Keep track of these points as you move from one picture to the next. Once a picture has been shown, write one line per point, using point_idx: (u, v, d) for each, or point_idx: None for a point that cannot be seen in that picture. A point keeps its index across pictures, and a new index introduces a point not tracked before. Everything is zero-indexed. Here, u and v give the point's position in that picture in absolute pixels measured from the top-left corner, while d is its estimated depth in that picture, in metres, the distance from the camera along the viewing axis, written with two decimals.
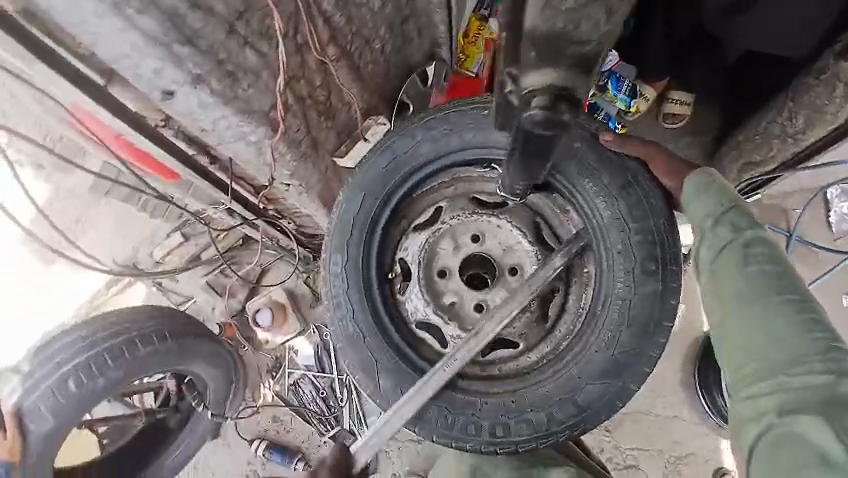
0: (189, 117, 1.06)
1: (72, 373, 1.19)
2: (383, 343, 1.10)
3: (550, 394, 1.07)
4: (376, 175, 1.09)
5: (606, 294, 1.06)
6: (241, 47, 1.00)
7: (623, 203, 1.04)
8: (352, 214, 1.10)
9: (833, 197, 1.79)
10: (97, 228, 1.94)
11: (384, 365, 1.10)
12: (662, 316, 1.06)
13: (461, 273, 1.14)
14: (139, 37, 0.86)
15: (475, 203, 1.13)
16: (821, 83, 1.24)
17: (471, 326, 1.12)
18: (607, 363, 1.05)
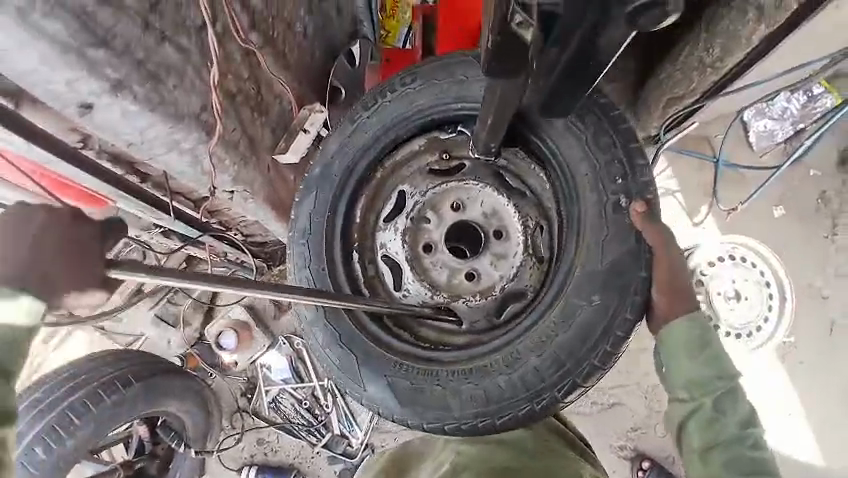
0: (111, 131, 0.95)
1: (37, 441, 1.11)
2: (341, 170, 1.10)
3: (353, 332, 1.07)
4: None
5: (466, 362, 1.01)
6: (160, 43, 0.91)
7: (539, 356, 0.96)
8: (469, 79, 1.03)
9: (749, 119, 1.97)
10: None
11: (334, 168, 1.10)
12: (422, 416, 1.01)
13: (465, 219, 1.11)
14: (48, 47, 0.73)
15: (536, 226, 1.08)
16: (733, 9, 1.41)
17: (410, 257, 1.12)
18: (378, 377, 1.04)
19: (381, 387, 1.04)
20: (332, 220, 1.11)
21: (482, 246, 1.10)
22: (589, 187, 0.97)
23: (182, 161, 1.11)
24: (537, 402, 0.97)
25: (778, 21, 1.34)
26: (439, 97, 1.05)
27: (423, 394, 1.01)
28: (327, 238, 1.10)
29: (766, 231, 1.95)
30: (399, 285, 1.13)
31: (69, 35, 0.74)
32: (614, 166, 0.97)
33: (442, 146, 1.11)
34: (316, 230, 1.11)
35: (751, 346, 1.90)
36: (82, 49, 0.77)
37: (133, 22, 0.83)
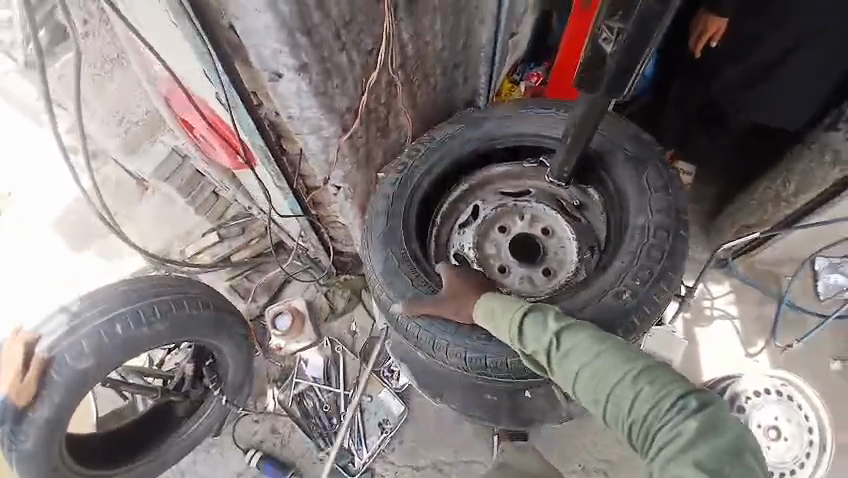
0: (281, 101, 1.23)
1: (121, 317, 1.27)
2: (492, 138, 1.36)
3: (405, 213, 1.33)
4: (647, 169, 1.28)
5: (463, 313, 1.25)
6: (339, 50, 1.21)
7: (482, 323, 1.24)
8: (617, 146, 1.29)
9: (821, 269, 2.05)
10: (132, 219, 2.08)
11: (491, 134, 1.36)
12: (391, 277, 1.30)
13: (544, 237, 1.38)
14: (272, 20, 1.03)
15: (574, 272, 1.36)
16: (812, 151, 1.54)
17: (484, 236, 1.39)
18: (386, 242, 1.32)
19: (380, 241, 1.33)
20: (456, 160, 1.36)
21: (539, 260, 1.37)
22: (616, 269, 1.23)
23: (316, 145, 1.39)
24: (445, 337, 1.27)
25: None
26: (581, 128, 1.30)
27: (400, 276, 1.30)
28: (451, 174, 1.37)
29: (816, 378, 1.99)
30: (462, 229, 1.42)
31: (290, 19, 1.04)
32: (643, 270, 1.22)
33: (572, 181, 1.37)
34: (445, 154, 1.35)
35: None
36: (294, 32, 1.07)
37: (330, 28, 1.14)
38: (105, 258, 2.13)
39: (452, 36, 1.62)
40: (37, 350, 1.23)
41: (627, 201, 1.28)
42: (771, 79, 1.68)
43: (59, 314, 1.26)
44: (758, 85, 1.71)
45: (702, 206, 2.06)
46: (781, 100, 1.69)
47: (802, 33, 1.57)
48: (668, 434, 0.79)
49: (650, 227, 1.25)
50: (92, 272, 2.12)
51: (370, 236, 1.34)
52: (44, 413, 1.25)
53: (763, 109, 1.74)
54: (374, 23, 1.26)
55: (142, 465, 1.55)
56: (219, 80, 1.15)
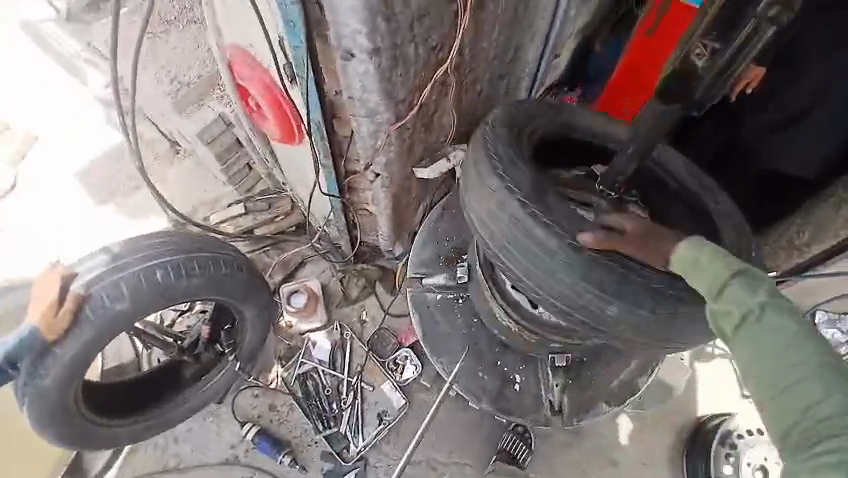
0: (346, 81, 1.27)
1: (160, 266, 1.29)
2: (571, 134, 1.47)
3: (507, 149, 1.32)
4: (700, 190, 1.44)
5: (565, 254, 1.19)
6: (409, 41, 1.26)
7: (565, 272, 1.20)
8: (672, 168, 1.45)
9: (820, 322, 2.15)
10: (159, 180, 2.09)
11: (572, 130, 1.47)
12: (486, 196, 1.26)
13: None
14: (360, 1, 1.08)
15: None
16: None
17: None
18: (486, 166, 1.29)
19: (483, 164, 1.29)
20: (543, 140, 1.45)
21: None
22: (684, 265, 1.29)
23: (368, 129, 1.43)
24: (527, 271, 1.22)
25: None
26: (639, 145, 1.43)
27: (498, 197, 1.25)
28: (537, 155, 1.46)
29: None
30: None
31: (376, 3, 1.09)
32: None
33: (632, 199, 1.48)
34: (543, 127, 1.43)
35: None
36: (376, 15, 1.12)
37: (407, 18, 1.19)
38: (124, 216, 2.13)
39: (503, 47, 1.68)
40: (73, 285, 1.24)
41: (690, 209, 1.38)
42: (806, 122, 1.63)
43: (99, 254, 1.29)
44: (790, 128, 1.66)
45: None
46: (806, 148, 1.66)
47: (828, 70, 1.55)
48: (836, 428, 0.79)
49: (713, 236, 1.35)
50: (109, 229, 2.12)
51: (476, 155, 1.31)
52: (68, 349, 1.27)
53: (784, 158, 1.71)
54: (443, 20, 1.32)
55: (148, 419, 1.57)
56: (298, 49, 1.19)
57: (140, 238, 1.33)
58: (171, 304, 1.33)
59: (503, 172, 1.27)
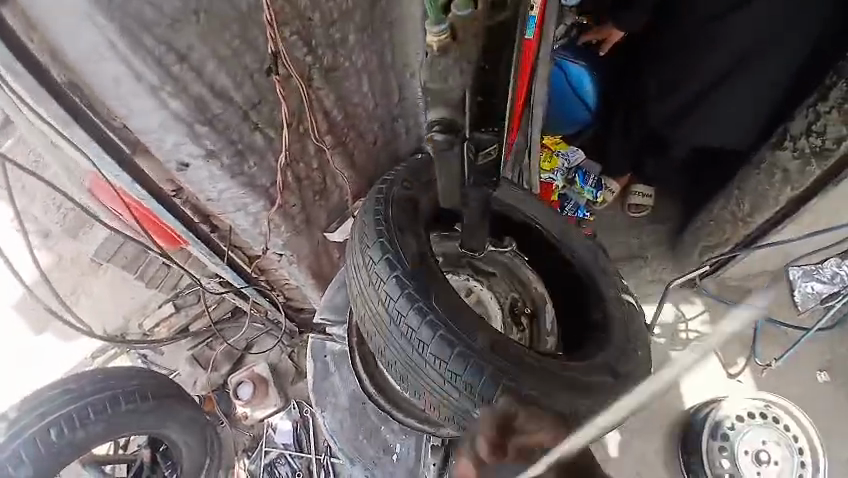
0: (198, 187, 1.23)
1: (56, 423, 1.27)
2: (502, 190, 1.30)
3: (399, 213, 1.13)
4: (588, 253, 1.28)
5: (433, 349, 1.01)
6: (251, 131, 1.19)
7: (423, 369, 1.03)
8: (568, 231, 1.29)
9: (796, 278, 1.99)
10: (89, 295, 2.04)
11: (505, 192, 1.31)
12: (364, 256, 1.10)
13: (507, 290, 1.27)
14: (168, 115, 1.06)
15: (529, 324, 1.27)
16: (761, 171, 1.58)
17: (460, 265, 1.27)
18: (369, 227, 1.11)
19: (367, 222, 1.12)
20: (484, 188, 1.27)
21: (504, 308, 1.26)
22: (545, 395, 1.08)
23: (246, 221, 1.37)
24: (387, 349, 1.07)
25: (802, 185, 1.50)
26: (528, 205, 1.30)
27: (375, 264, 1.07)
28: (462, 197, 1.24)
29: (811, 397, 1.91)
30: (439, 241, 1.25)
31: (186, 114, 1.07)
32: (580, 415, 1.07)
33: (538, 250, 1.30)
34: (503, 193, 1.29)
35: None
36: (194, 124, 1.09)
37: (235, 113, 1.13)
38: (64, 340, 2.12)
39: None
40: None
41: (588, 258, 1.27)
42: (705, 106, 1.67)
43: None
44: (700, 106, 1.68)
45: (665, 226, 2.08)
46: (719, 122, 1.67)
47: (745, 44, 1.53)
48: None
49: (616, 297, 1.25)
50: (55, 354, 2.10)
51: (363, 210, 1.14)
52: None
53: (700, 136, 1.74)
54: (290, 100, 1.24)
55: None
56: (121, 175, 1.18)
57: (38, 393, 1.30)
58: (79, 456, 1.31)
59: (386, 242, 1.08)
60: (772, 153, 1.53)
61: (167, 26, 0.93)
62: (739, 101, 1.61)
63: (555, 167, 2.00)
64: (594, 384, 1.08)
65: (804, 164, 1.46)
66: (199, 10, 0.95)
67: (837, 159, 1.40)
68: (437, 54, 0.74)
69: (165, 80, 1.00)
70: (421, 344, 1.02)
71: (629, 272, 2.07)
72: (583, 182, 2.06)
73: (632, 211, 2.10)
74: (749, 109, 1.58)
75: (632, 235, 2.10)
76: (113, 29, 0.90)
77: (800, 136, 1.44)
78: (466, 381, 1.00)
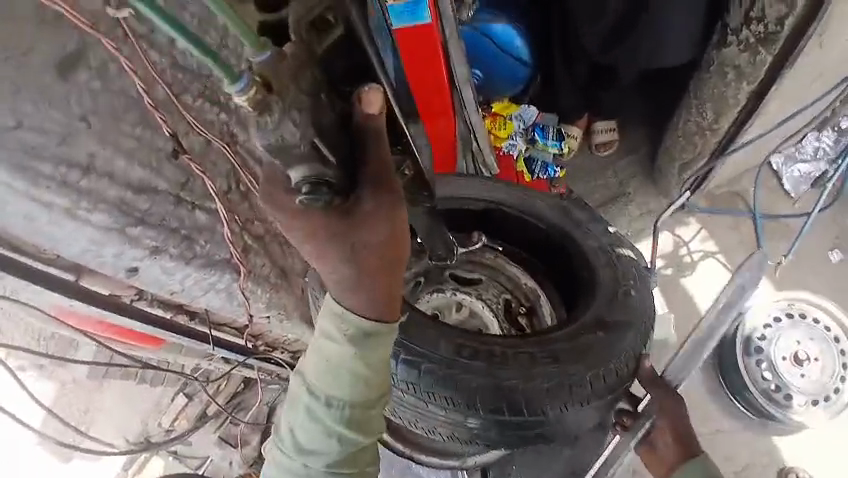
0: (157, 284, 1.18)
1: None
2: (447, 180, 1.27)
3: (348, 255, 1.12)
4: (553, 211, 1.26)
5: (403, 375, 1.02)
6: (190, 211, 1.11)
7: (411, 400, 1.05)
8: (525, 198, 1.27)
9: (780, 167, 1.97)
10: (102, 413, 2.00)
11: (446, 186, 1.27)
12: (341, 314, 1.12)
13: (495, 289, 1.27)
14: (95, 230, 1.01)
15: (528, 314, 1.27)
16: (712, 73, 1.56)
17: (444, 282, 1.26)
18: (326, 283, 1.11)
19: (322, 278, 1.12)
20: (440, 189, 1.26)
21: (499, 302, 1.27)
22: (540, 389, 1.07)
23: (219, 298, 1.31)
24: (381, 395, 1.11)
25: (757, 77, 1.45)
26: (484, 186, 1.28)
27: None
28: None
29: (829, 277, 1.91)
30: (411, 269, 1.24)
31: (111, 221, 1.01)
32: (582, 389, 1.05)
33: (509, 230, 1.28)
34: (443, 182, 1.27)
35: (828, 416, 1.73)
36: (125, 227, 1.03)
37: (165, 202, 1.06)
38: (91, 463, 2.06)
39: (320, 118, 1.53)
40: None
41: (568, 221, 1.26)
42: (636, 32, 1.59)
43: None
44: (631, 34, 1.61)
45: (638, 155, 2.04)
46: (655, 45, 1.60)
47: None
48: None
49: (607, 249, 1.23)
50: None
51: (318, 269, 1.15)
52: None
53: (640, 64, 1.65)
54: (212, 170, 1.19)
55: None
56: (74, 301, 1.14)
57: None
58: None
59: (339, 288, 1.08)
60: (719, 53, 1.52)
61: (58, 144, 0.88)
62: (678, 9, 1.51)
63: (512, 132, 1.93)
64: (582, 348, 1.08)
65: (753, 54, 1.42)
66: (86, 114, 0.89)
67: (783, 44, 1.35)
68: (259, 113, 0.58)
69: (77, 198, 0.95)
70: (391, 374, 1.04)
71: (616, 213, 2.01)
72: (544, 137, 1.98)
73: (599, 152, 2.04)
74: (682, 17, 1.52)
75: (610, 175, 2.05)
76: (1, 171, 0.86)
77: (741, 27, 1.41)
78: (449, 396, 1.02)
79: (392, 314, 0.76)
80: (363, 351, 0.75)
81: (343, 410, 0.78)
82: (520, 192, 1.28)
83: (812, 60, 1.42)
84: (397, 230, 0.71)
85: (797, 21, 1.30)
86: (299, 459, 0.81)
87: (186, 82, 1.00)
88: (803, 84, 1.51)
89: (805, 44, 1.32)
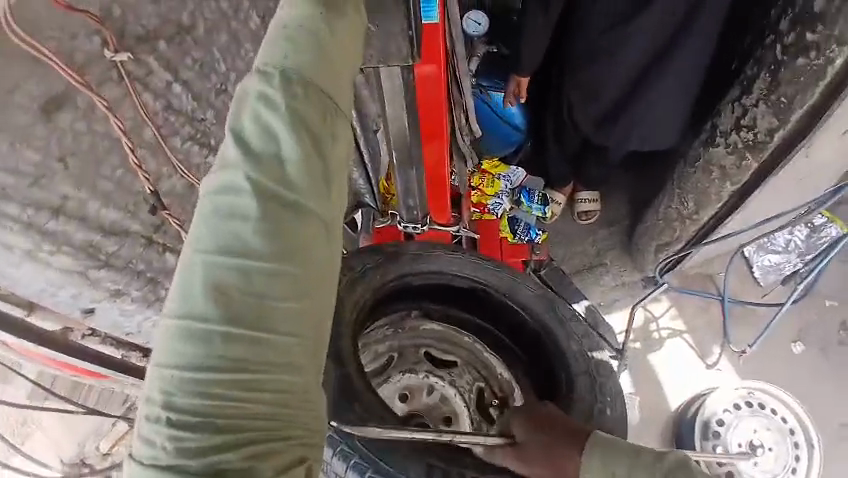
0: (115, 326, 1.15)
1: None
2: (431, 254, 1.25)
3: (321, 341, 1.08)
4: (534, 299, 1.26)
5: None
6: (161, 254, 1.09)
7: None
8: (511, 287, 1.26)
9: (751, 255, 2.02)
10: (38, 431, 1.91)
11: (427, 257, 1.25)
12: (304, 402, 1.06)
13: (470, 374, 1.32)
14: (54, 272, 0.96)
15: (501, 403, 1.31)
16: (697, 169, 1.61)
17: (416, 362, 1.31)
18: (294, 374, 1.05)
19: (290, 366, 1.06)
20: (419, 266, 1.24)
21: (472, 388, 1.31)
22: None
23: None
24: None
25: (741, 180, 1.51)
26: (470, 267, 1.26)
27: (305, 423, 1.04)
28: (398, 277, 1.23)
29: (788, 368, 1.97)
30: (388, 343, 1.29)
31: (74, 265, 0.97)
32: None
33: (489, 314, 1.30)
34: (423, 253, 1.25)
35: None
36: (87, 270, 1.00)
37: (133, 245, 1.04)
38: None
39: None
40: None
41: (549, 311, 1.25)
42: (629, 111, 1.59)
43: None
44: (621, 112, 1.61)
45: (618, 226, 2.08)
46: (646, 125, 1.61)
47: (660, 49, 1.46)
48: None
49: (585, 350, 1.22)
50: None
51: None
52: None
53: (628, 142, 1.67)
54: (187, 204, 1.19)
55: None
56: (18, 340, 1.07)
57: None
58: None
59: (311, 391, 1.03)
60: (707, 151, 1.57)
61: (29, 186, 0.85)
62: (672, 100, 1.54)
63: (498, 192, 1.95)
64: None
65: (739, 159, 1.47)
66: (64, 155, 0.87)
67: (770, 152, 1.41)
68: None
69: (41, 241, 0.91)
70: None
71: (590, 282, 2.04)
72: (529, 200, 2.01)
73: (580, 221, 2.09)
74: (678, 101, 1.55)
75: (589, 242, 2.08)
76: None
77: (730, 131, 1.48)
78: None
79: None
80: (333, 5, 0.58)
81: (248, 262, 0.52)
82: (505, 278, 1.27)
83: (800, 168, 1.44)
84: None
85: (791, 131, 1.34)
86: (176, 398, 0.51)
87: (178, 124, 1.04)
88: (789, 186, 1.53)
89: (793, 155, 1.36)
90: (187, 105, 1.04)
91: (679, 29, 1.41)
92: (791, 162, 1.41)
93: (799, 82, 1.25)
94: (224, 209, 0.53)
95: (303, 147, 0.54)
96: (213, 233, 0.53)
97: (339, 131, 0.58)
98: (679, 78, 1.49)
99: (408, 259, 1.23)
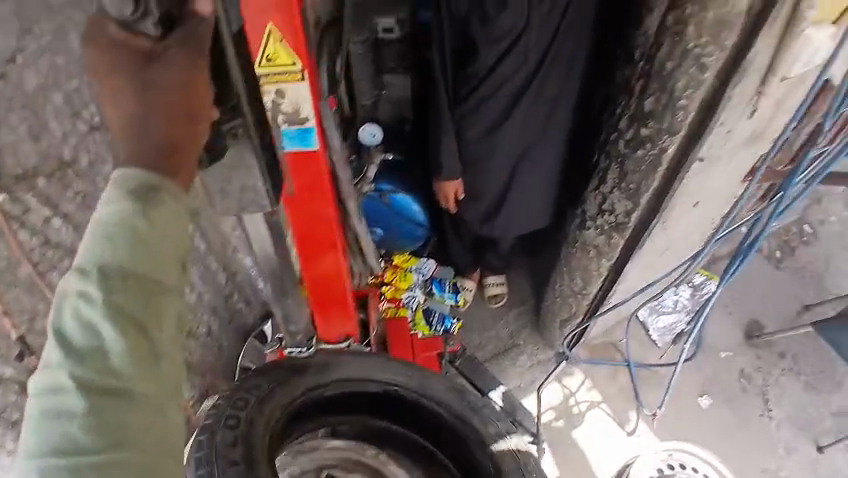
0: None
1: None
2: (341, 360, 1.34)
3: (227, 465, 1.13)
4: (441, 390, 1.38)
5: None
6: None
7: None
8: (419, 384, 1.37)
9: (646, 318, 2.21)
10: None
11: (340, 364, 1.34)
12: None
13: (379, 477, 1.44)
14: None
15: None
16: (578, 248, 1.78)
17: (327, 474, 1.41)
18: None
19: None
20: (330, 375, 1.33)
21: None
22: None
23: None
24: None
25: (613, 255, 1.68)
26: (379, 370, 1.36)
27: None
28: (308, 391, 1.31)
29: (700, 422, 2.08)
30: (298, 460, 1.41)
31: None
32: None
33: (399, 412, 1.41)
34: (332, 363, 1.34)
35: None
36: None
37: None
38: None
39: (204, 278, 1.58)
40: None
41: (456, 400, 1.38)
42: (507, 209, 1.84)
43: None
44: (501, 210, 1.85)
45: (526, 306, 2.20)
46: (522, 218, 1.86)
47: (520, 153, 1.72)
48: None
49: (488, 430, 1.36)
50: None
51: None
52: None
53: (511, 232, 1.90)
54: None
55: None
56: None
57: None
58: None
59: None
60: (581, 233, 1.75)
61: None
62: (537, 192, 1.82)
63: (411, 284, 2.03)
64: None
65: (607, 238, 1.65)
66: None
67: (632, 229, 1.59)
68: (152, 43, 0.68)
69: None
70: None
71: (507, 365, 2.10)
72: (441, 289, 2.10)
73: (492, 304, 2.18)
74: (542, 192, 1.82)
75: (501, 324, 2.17)
76: None
77: (596, 216, 1.67)
78: None
79: (182, 176, 0.66)
80: (149, 200, 0.62)
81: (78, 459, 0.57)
82: (413, 375, 1.38)
83: (659, 240, 1.61)
84: (196, 76, 0.68)
85: (642, 211, 1.53)
86: None
87: (57, 258, 1.11)
88: (656, 255, 1.71)
89: (652, 229, 1.54)
90: (67, 237, 1.11)
91: (528, 145, 1.71)
92: (652, 235, 1.57)
93: (641, 171, 1.45)
94: (52, 411, 0.58)
95: (128, 344, 0.60)
96: (43, 435, 0.57)
97: (167, 301, 0.63)
98: (537, 174, 1.78)
99: (317, 370, 1.32)
